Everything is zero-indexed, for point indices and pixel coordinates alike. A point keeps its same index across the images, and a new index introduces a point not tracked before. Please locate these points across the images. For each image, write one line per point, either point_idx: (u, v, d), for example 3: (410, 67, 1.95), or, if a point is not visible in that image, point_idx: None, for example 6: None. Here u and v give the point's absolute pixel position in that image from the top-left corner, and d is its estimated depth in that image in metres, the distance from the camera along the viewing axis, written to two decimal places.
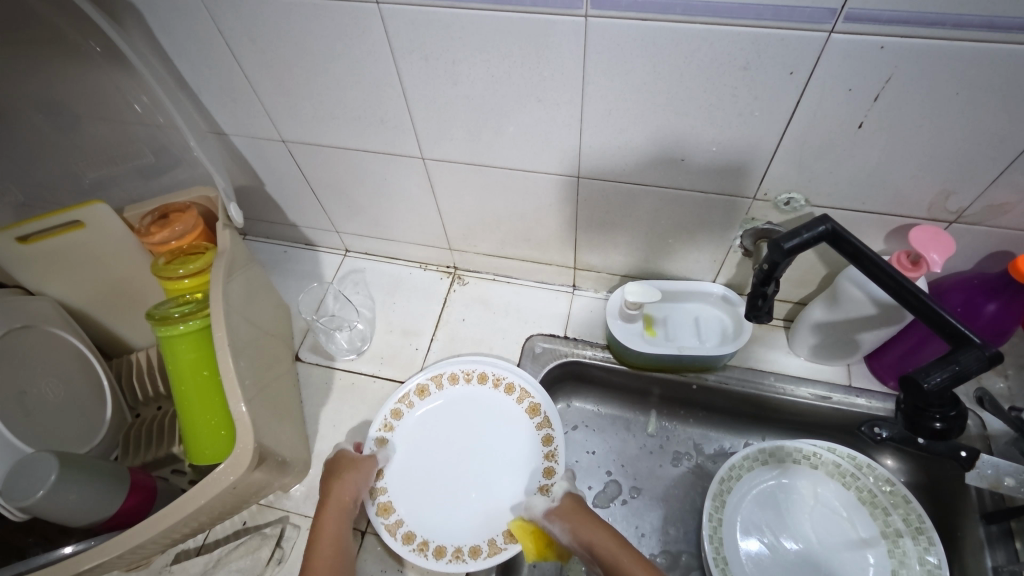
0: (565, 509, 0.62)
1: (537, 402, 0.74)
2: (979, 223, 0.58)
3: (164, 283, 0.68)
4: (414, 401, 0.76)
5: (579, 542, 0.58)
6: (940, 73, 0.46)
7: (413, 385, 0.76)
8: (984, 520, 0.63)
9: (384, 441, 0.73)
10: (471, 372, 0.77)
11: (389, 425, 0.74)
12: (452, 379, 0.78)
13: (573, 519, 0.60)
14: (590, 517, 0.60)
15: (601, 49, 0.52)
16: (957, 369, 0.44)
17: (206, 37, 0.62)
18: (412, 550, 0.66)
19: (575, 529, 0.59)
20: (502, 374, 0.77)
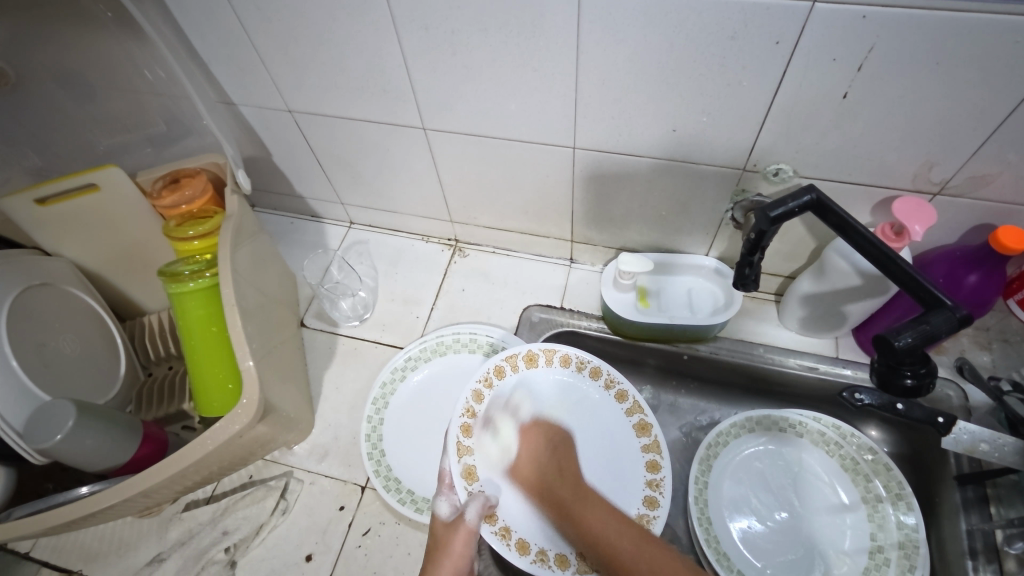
0: (556, 436, 0.67)
1: (649, 422, 0.68)
2: (962, 195, 0.59)
3: (175, 244, 0.72)
4: (521, 365, 0.69)
5: (536, 461, 0.64)
6: (921, 42, 0.46)
7: (523, 349, 0.70)
8: (960, 485, 0.65)
9: (480, 396, 0.66)
10: (586, 360, 0.70)
11: (490, 381, 0.67)
12: (564, 360, 0.70)
13: (540, 445, 0.66)
14: (562, 456, 0.66)
15: (594, 18, 0.52)
16: (927, 328, 0.45)
17: (212, 7, 0.64)
18: (492, 532, 0.60)
19: (541, 451, 0.65)
20: (618, 377, 0.70)
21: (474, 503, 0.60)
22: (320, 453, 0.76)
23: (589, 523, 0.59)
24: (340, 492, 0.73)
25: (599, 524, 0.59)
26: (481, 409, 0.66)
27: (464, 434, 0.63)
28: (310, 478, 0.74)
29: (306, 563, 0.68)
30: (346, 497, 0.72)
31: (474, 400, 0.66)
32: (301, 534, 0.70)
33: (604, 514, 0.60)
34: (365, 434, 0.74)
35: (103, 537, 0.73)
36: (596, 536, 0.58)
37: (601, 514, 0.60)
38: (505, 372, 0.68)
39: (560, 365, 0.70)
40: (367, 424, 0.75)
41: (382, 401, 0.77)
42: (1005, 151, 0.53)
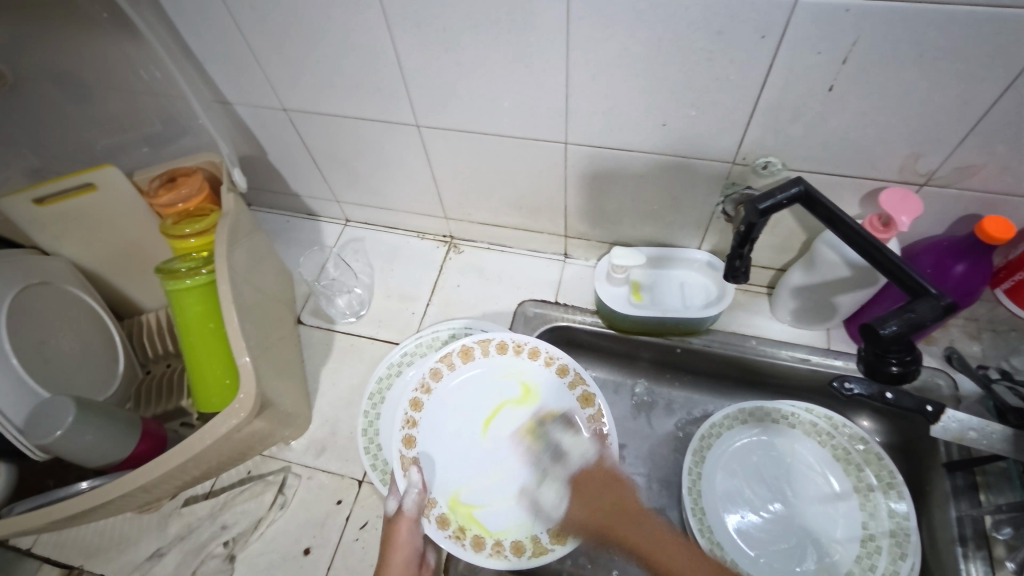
0: (599, 474, 0.63)
1: (592, 393, 0.68)
2: (949, 185, 0.60)
3: (172, 242, 0.73)
4: (456, 362, 0.70)
5: (582, 514, 0.62)
6: (904, 35, 0.47)
7: (456, 345, 0.70)
8: (950, 472, 0.66)
9: (418, 404, 0.66)
10: (523, 343, 0.70)
11: (427, 387, 0.68)
12: (501, 347, 0.70)
13: (585, 492, 0.63)
14: (621, 486, 0.62)
15: (583, 14, 0.53)
16: (912, 316, 0.46)
17: (207, 7, 0.64)
18: (447, 536, 0.60)
19: (595, 495, 0.62)
20: (557, 354, 0.70)
21: (411, 495, 0.59)
22: (317, 448, 0.77)
23: (651, 549, 0.58)
24: (338, 486, 0.74)
25: (665, 557, 0.57)
26: (420, 415, 0.66)
27: (406, 445, 0.64)
28: (308, 472, 0.75)
29: (305, 556, 0.69)
30: (344, 491, 0.73)
31: (413, 409, 0.66)
32: (299, 528, 0.71)
33: (678, 548, 0.59)
34: (362, 429, 0.75)
35: (102, 532, 0.73)
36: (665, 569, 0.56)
37: (670, 553, 0.58)
38: (443, 373, 0.68)
39: (496, 352, 0.70)
40: (364, 418, 0.75)
41: (379, 396, 0.78)
42: (989, 141, 0.54)
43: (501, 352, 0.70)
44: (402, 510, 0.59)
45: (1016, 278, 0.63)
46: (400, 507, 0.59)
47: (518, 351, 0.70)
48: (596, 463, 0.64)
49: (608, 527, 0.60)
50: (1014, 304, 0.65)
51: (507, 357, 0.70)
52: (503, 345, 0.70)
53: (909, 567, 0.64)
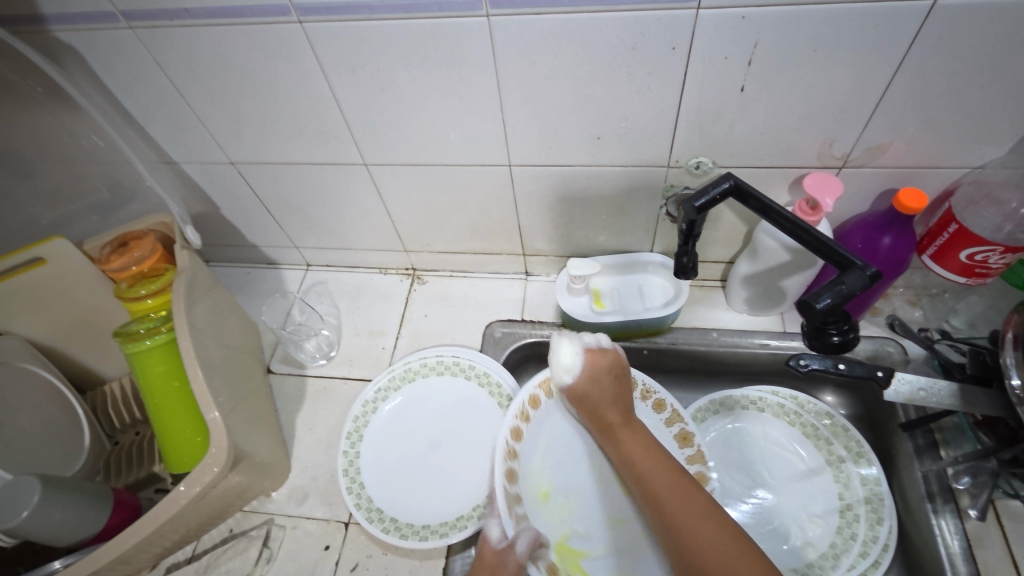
0: (608, 356, 0.67)
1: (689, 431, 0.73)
2: (864, 165, 0.65)
3: (128, 305, 0.72)
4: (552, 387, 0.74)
5: (591, 387, 0.66)
6: (797, 34, 0.52)
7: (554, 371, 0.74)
8: (911, 434, 0.70)
9: (519, 432, 0.68)
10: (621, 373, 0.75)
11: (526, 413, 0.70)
12: None
13: (598, 371, 0.66)
14: (623, 379, 0.67)
15: (506, 44, 0.56)
16: (843, 288, 0.50)
17: (145, 71, 0.66)
18: None
19: (604, 378, 0.66)
20: (653, 388, 0.75)
21: (523, 537, 0.62)
22: (299, 496, 0.76)
23: (626, 441, 0.64)
24: (324, 532, 0.73)
25: (636, 449, 0.64)
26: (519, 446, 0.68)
27: (510, 481, 0.66)
28: (292, 522, 0.74)
29: None
30: (331, 535, 0.72)
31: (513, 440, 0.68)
32: None
33: (636, 436, 0.65)
34: (343, 470, 0.74)
35: None
36: (631, 456, 0.63)
37: (634, 442, 0.64)
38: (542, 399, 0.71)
39: None
40: (343, 459, 0.75)
41: (357, 434, 0.77)
42: (890, 120, 0.59)
43: None
44: (512, 550, 0.61)
45: (937, 242, 0.66)
46: (513, 544, 0.62)
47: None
48: (614, 355, 0.68)
49: (598, 404, 0.66)
50: (941, 267, 0.67)
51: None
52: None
53: (887, 530, 0.67)
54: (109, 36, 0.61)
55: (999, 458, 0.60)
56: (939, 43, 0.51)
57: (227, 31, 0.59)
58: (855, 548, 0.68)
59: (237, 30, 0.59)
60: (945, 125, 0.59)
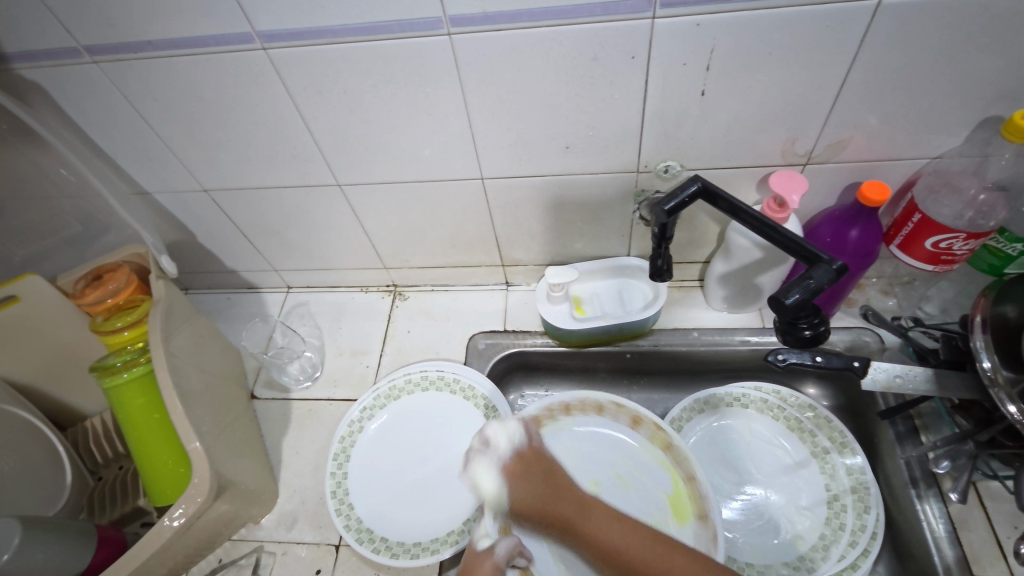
0: (539, 458, 0.64)
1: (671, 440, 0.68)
2: (827, 161, 0.66)
3: (104, 338, 0.71)
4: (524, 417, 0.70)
5: (522, 495, 0.61)
6: (751, 38, 0.53)
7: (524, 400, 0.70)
8: (891, 421, 0.71)
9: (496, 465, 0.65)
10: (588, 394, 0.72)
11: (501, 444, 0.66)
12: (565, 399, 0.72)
13: (524, 473, 0.62)
14: (555, 474, 0.63)
15: (469, 61, 0.57)
16: (811, 283, 0.51)
17: (111, 104, 0.66)
18: None
19: (533, 477, 0.62)
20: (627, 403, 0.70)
21: (504, 544, 0.59)
22: (288, 521, 0.75)
23: (588, 526, 0.59)
24: (315, 556, 0.72)
25: (602, 522, 0.59)
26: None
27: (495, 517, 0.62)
28: (282, 548, 0.73)
29: None
30: (322, 559, 0.72)
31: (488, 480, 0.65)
32: None
33: (600, 517, 0.59)
34: (331, 491, 0.73)
35: None
36: (603, 545, 0.57)
37: (599, 518, 0.59)
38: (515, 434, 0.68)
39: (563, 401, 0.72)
40: (331, 481, 0.74)
41: (343, 455, 0.77)
42: (849, 116, 0.61)
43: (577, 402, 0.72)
44: (491, 554, 0.58)
45: (903, 232, 0.67)
46: (491, 548, 0.59)
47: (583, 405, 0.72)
48: (529, 446, 0.65)
49: (547, 510, 0.60)
50: (909, 256, 0.68)
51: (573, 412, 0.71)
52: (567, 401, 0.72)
53: (875, 518, 0.68)
54: (72, 71, 0.61)
55: (977, 441, 0.61)
56: (888, 40, 0.52)
57: (192, 61, 0.59)
58: (844, 538, 0.68)
59: (201, 60, 0.59)
60: (902, 118, 0.60)
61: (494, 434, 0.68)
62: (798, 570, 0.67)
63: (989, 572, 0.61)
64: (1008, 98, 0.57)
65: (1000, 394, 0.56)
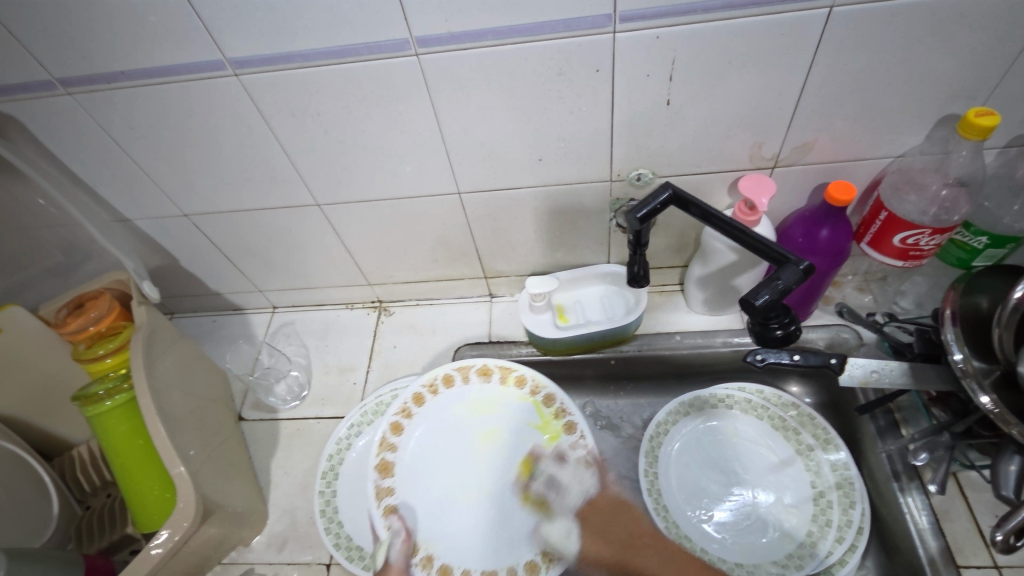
0: (610, 501, 0.68)
1: (552, 392, 0.72)
2: (794, 163, 0.68)
3: (88, 367, 0.71)
4: (414, 409, 0.72)
5: None
6: (709, 49, 0.54)
7: (408, 395, 0.72)
8: (872, 416, 0.73)
9: (387, 466, 0.68)
10: (472, 365, 0.74)
11: (389, 441, 0.69)
12: (448, 379, 0.74)
13: (592, 519, 0.66)
14: (624, 512, 0.57)
15: (438, 79, 0.58)
16: (780, 285, 0.52)
17: (88, 134, 0.66)
18: None
19: (633, 502, 0.58)
20: (511, 367, 0.74)
21: (395, 545, 0.64)
22: (279, 542, 0.75)
23: None
24: None
25: None
26: (394, 479, 0.67)
27: (387, 512, 0.65)
28: (273, 569, 0.73)
29: None
30: None
31: (381, 476, 0.67)
32: None
33: (649, 555, 0.67)
34: (320, 510, 0.74)
35: None
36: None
37: None
38: (403, 425, 0.71)
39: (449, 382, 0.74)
40: (320, 499, 0.74)
41: (332, 473, 0.77)
42: (812, 119, 0.62)
43: (481, 376, 0.74)
44: (388, 564, 0.62)
45: (872, 230, 0.69)
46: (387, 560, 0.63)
47: (466, 378, 0.74)
48: (600, 495, 0.67)
49: None
50: (879, 253, 0.70)
51: (457, 388, 0.74)
52: (449, 378, 0.74)
53: (861, 513, 0.69)
54: (48, 102, 0.62)
55: (952, 432, 0.62)
56: (842, 46, 0.54)
57: (166, 90, 0.60)
58: (831, 534, 0.69)
59: (175, 88, 0.60)
60: (863, 120, 0.62)
61: (384, 430, 0.70)
62: (786, 568, 0.68)
63: (972, 561, 0.63)
64: (964, 97, 0.59)
65: (973, 384, 0.56)
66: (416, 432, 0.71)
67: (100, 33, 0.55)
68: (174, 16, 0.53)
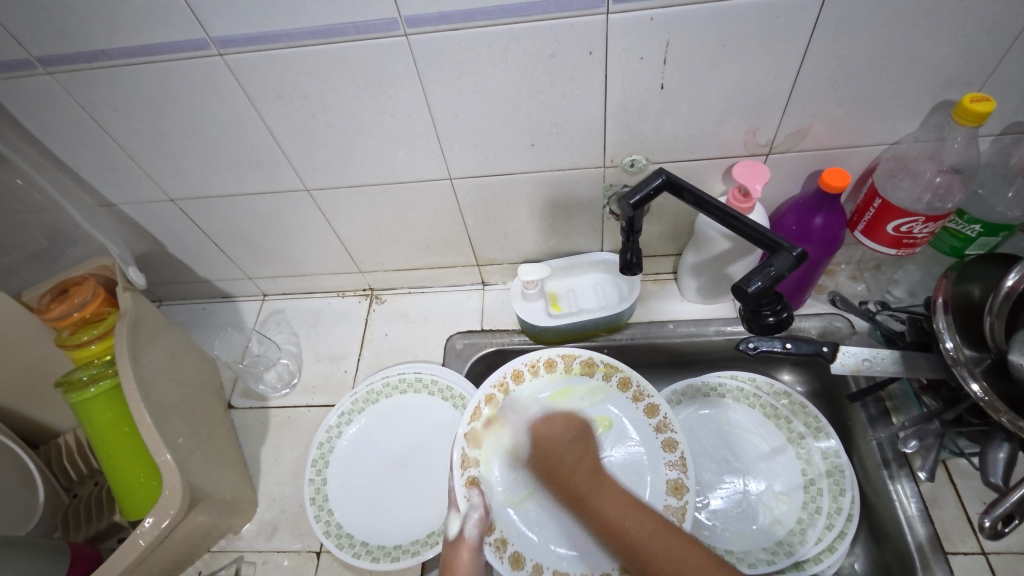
0: (571, 433, 0.61)
1: (655, 401, 0.71)
2: (788, 150, 0.67)
3: (71, 353, 0.70)
4: (511, 386, 0.72)
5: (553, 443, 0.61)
6: (704, 31, 0.54)
7: (508, 369, 0.73)
8: (863, 404, 0.73)
9: (476, 441, 0.69)
10: (577, 355, 0.74)
11: (481, 415, 0.70)
12: (550, 365, 0.74)
13: (558, 449, 0.59)
14: (573, 443, 0.59)
15: (427, 61, 0.57)
16: (772, 271, 0.52)
17: (70, 116, 0.65)
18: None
19: (560, 446, 0.59)
20: (615, 365, 0.73)
21: (472, 518, 0.62)
22: (268, 530, 0.75)
23: (602, 504, 0.52)
24: (296, 564, 0.72)
25: (617, 507, 0.51)
26: (480, 453, 0.69)
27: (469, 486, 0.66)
28: (263, 557, 0.73)
29: None
30: (303, 567, 0.72)
31: (469, 445, 0.69)
32: None
33: (617, 497, 0.52)
34: (310, 498, 0.73)
35: None
36: (612, 525, 0.50)
37: (612, 497, 0.52)
38: (497, 399, 0.71)
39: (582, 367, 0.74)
40: (310, 487, 0.74)
41: (322, 461, 0.76)
42: (807, 105, 0.61)
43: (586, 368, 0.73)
44: (461, 539, 0.59)
45: (866, 217, 0.68)
46: (460, 534, 0.60)
47: (569, 368, 0.74)
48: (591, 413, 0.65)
49: (557, 470, 0.57)
50: (873, 241, 0.69)
51: (559, 375, 0.74)
52: (552, 363, 0.74)
53: (851, 500, 0.68)
54: (28, 83, 0.61)
55: (943, 420, 0.62)
56: (838, 30, 0.53)
57: (150, 69, 0.59)
58: (821, 521, 0.69)
59: (157, 68, 0.58)
60: (858, 106, 0.61)
61: (479, 403, 0.71)
62: (775, 555, 0.68)
63: (960, 548, 0.63)
64: (960, 83, 0.58)
65: (964, 371, 0.56)
66: (505, 408, 0.71)
67: (78, 9, 0.53)
68: None
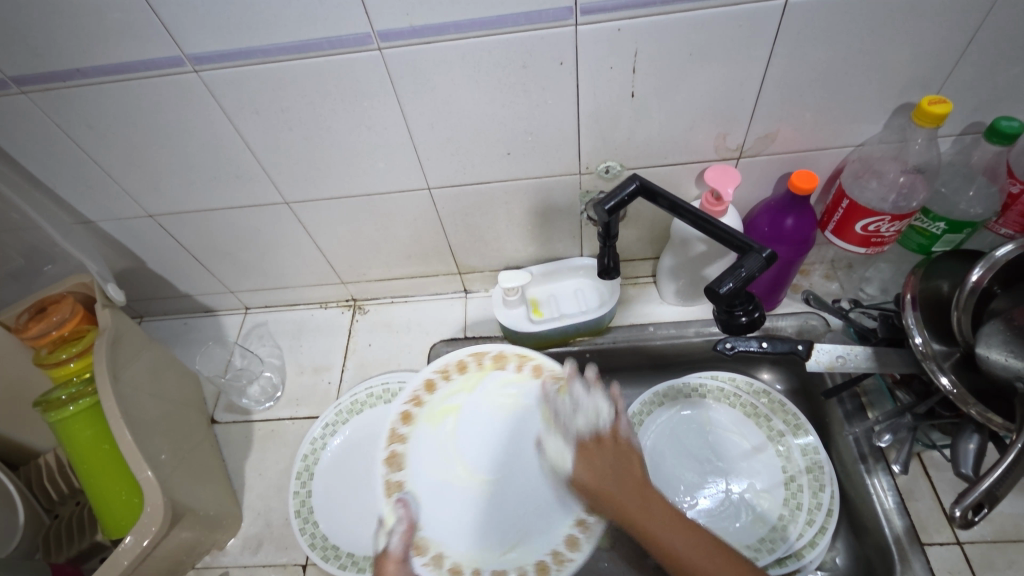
0: (616, 445, 0.60)
1: None
2: (758, 154, 0.69)
3: (50, 372, 0.69)
4: (425, 397, 0.69)
5: (585, 475, 0.59)
6: (671, 40, 0.55)
7: (419, 381, 0.69)
8: (840, 400, 0.74)
9: (397, 458, 0.65)
10: (488, 350, 0.71)
11: (401, 431, 0.66)
12: (462, 368, 0.71)
13: (597, 462, 0.59)
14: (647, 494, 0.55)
15: (402, 73, 0.58)
16: (743, 273, 0.53)
17: (44, 133, 0.65)
18: None
19: (604, 460, 0.59)
20: (527, 355, 0.70)
21: (397, 531, 0.60)
22: (253, 544, 0.75)
23: (653, 526, 0.53)
24: None
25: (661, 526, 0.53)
26: (402, 473, 0.64)
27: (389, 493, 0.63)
28: (248, 572, 0.73)
29: None
30: None
31: (390, 469, 0.64)
32: None
33: (660, 514, 0.54)
34: (295, 511, 0.73)
35: None
36: (673, 553, 0.51)
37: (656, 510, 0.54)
38: (414, 414, 0.68)
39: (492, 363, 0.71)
40: (295, 500, 0.74)
41: (307, 473, 0.76)
42: (774, 109, 0.63)
43: (497, 363, 0.71)
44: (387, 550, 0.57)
45: (835, 217, 0.70)
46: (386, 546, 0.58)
47: (480, 366, 0.71)
48: (610, 431, 0.61)
49: (600, 489, 0.57)
50: (843, 241, 0.71)
51: (471, 377, 0.70)
52: (463, 365, 0.71)
53: (830, 495, 0.70)
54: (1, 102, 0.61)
55: (915, 413, 0.63)
56: (800, 38, 0.55)
57: (125, 87, 0.59)
58: (802, 517, 0.70)
59: (133, 85, 0.59)
60: (823, 110, 0.63)
61: (394, 421, 0.67)
62: (759, 551, 0.69)
63: (935, 538, 0.65)
64: (919, 86, 0.60)
65: (933, 365, 0.58)
66: (421, 417, 0.68)
67: (52, 28, 0.53)
68: (129, 10, 0.51)
